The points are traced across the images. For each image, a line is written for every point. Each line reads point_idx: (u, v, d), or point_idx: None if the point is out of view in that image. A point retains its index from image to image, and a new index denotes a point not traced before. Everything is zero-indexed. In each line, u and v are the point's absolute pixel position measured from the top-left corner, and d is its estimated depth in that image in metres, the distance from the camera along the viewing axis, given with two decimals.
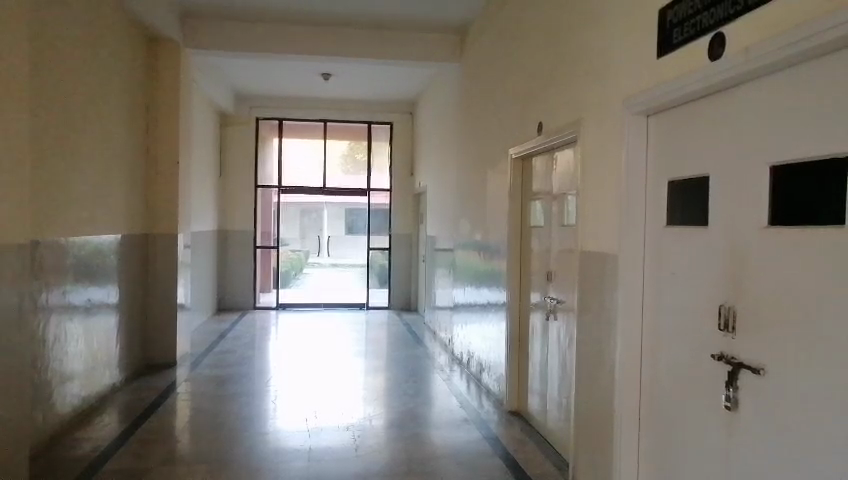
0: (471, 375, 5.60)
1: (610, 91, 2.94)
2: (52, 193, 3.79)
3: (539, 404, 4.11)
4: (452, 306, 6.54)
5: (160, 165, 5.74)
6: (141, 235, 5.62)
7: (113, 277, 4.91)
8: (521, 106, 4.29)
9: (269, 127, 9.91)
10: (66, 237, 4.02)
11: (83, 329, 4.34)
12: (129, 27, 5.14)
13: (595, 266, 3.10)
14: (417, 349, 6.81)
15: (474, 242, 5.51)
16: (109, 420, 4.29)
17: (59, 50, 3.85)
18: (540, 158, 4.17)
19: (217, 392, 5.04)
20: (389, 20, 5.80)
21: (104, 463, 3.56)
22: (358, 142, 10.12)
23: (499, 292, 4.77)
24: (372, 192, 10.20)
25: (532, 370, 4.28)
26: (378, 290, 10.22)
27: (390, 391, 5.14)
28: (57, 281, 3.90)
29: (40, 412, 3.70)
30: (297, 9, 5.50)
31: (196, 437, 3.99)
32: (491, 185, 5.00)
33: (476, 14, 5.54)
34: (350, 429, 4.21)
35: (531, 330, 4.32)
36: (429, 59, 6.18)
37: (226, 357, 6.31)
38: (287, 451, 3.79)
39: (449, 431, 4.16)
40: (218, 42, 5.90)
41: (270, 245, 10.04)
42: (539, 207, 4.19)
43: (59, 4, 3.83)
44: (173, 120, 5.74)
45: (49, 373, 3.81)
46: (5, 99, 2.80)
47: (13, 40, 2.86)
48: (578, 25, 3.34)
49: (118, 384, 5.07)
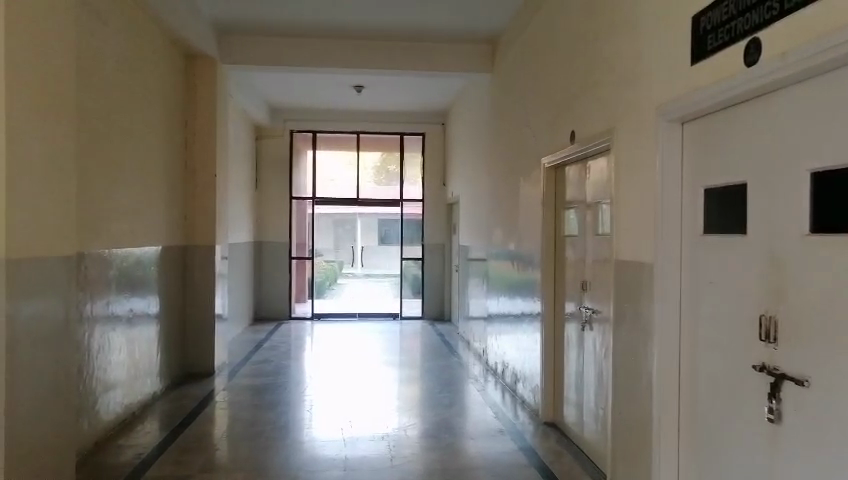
0: (505, 385, 5.57)
1: (644, 98, 2.92)
2: (95, 207, 3.91)
3: (574, 414, 4.08)
4: (486, 316, 6.52)
5: (198, 178, 5.88)
6: (180, 246, 5.76)
7: (154, 287, 5.04)
8: (554, 114, 4.28)
9: (303, 139, 10.05)
10: (109, 249, 4.15)
11: (125, 338, 4.45)
12: (168, 44, 5.30)
13: (630, 274, 3.07)
14: (451, 359, 6.81)
15: (507, 252, 5.50)
16: (150, 427, 4.39)
17: (103, 69, 3.99)
18: (572, 167, 4.16)
19: (254, 400, 5.12)
20: (420, 32, 5.86)
21: (144, 470, 3.64)
22: (390, 153, 10.18)
23: (533, 302, 4.75)
24: (405, 203, 10.23)
25: (568, 380, 4.24)
26: (412, 300, 10.25)
27: (424, 401, 5.15)
28: (101, 291, 4.02)
29: (85, 419, 3.81)
30: (330, 23, 5.60)
31: (234, 446, 4.05)
32: (523, 193, 4.99)
33: (507, 23, 5.55)
34: (385, 438, 4.23)
35: (565, 340, 4.29)
36: (461, 70, 6.22)
37: (263, 366, 6.41)
38: (323, 460, 3.82)
39: (484, 442, 4.15)
40: (253, 57, 6.04)
41: (305, 255, 10.16)
42: (573, 216, 4.16)
43: (101, 24, 3.96)
44: (211, 135, 5.88)
45: (93, 381, 3.92)
46: (55, 116, 2.93)
47: (61, 59, 2.99)
48: (611, 32, 3.33)
49: (158, 393, 5.18)
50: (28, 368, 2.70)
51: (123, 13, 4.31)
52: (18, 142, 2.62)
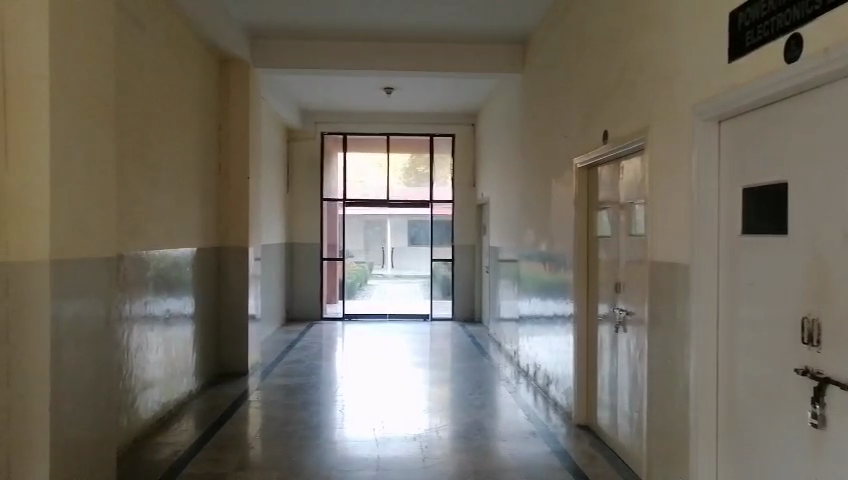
0: (538, 387, 5.53)
1: (679, 97, 2.88)
2: (134, 209, 4.00)
3: (609, 417, 4.03)
4: (517, 318, 6.48)
5: (232, 181, 5.97)
6: (215, 248, 5.85)
7: (189, 288, 5.13)
8: (586, 114, 4.25)
9: (334, 141, 10.14)
10: (147, 250, 4.23)
11: (162, 338, 4.54)
12: (203, 49, 5.39)
13: (665, 275, 3.02)
14: (482, 361, 6.78)
15: (539, 252, 5.46)
16: (187, 426, 4.47)
17: (141, 74, 4.08)
18: (605, 166, 4.11)
19: (287, 400, 5.18)
20: (450, 33, 5.86)
21: (181, 468, 3.70)
22: (420, 154, 10.19)
23: (565, 303, 4.71)
24: (435, 203, 10.23)
25: (601, 382, 4.20)
26: (442, 301, 10.23)
27: (456, 402, 5.14)
28: (139, 292, 4.10)
29: (124, 417, 3.89)
30: (360, 26, 5.63)
31: (268, 445, 4.10)
32: (555, 194, 4.96)
33: (538, 23, 5.52)
34: (417, 439, 4.24)
35: (599, 341, 4.25)
36: (490, 70, 6.20)
37: (295, 366, 6.48)
38: (356, 460, 3.85)
39: (516, 443, 4.13)
40: (285, 60, 6.11)
41: (336, 256, 10.24)
42: (606, 216, 4.12)
43: (139, 30, 4.05)
44: (244, 138, 5.97)
45: (132, 380, 4.01)
46: (96, 121, 3.01)
47: (102, 64, 3.07)
48: (644, 30, 3.29)
49: (194, 392, 5.27)
50: (71, 366, 2.78)
51: (160, 19, 4.40)
52: (62, 147, 2.70)
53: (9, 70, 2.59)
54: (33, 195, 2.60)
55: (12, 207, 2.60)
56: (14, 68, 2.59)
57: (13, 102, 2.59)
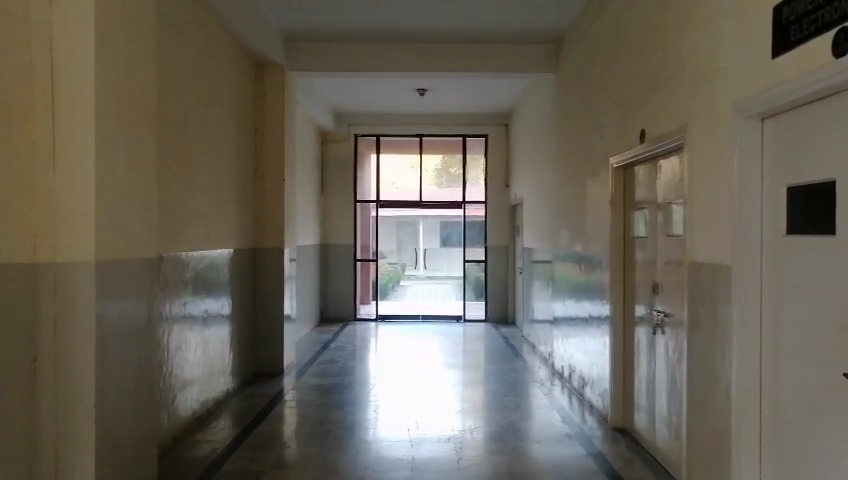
0: (572, 389, 5.48)
1: (719, 95, 2.82)
2: (174, 211, 4.08)
3: (646, 420, 3.96)
4: (552, 319, 6.42)
5: (268, 183, 6.06)
6: (251, 249, 5.94)
7: (226, 288, 5.22)
8: (622, 113, 4.20)
9: (367, 143, 10.21)
10: (186, 252, 4.31)
11: (200, 338, 4.62)
12: (240, 53, 5.49)
13: (705, 276, 2.96)
14: (516, 362, 6.75)
15: (574, 253, 5.41)
16: (224, 424, 4.55)
17: (180, 78, 4.17)
18: (642, 166, 4.05)
19: (322, 400, 5.22)
20: (483, 34, 5.86)
21: (219, 466, 3.76)
22: (453, 155, 10.20)
23: (600, 305, 4.66)
24: (468, 204, 10.20)
25: (638, 384, 4.14)
26: (475, 303, 10.20)
27: (489, 404, 5.12)
28: (178, 292, 4.18)
29: (164, 414, 3.97)
30: (393, 28, 5.66)
31: (304, 444, 4.14)
32: (590, 194, 4.91)
33: (572, 22, 5.48)
34: (451, 440, 4.23)
35: (636, 344, 4.19)
36: (524, 71, 6.17)
37: (329, 366, 6.53)
38: (391, 460, 3.86)
39: (550, 446, 4.10)
40: (320, 63, 6.17)
41: (369, 257, 10.32)
42: (642, 217, 4.06)
43: (179, 36, 4.14)
44: (279, 140, 6.04)
45: (171, 379, 4.09)
46: (138, 125, 3.08)
47: (144, 69, 3.14)
48: (683, 27, 3.24)
49: (231, 391, 5.36)
50: (114, 364, 2.85)
51: (198, 25, 4.49)
52: (106, 150, 2.77)
53: (56, 76, 2.67)
54: (79, 197, 2.67)
55: (59, 209, 2.67)
56: (61, 74, 2.67)
57: (60, 107, 2.67)
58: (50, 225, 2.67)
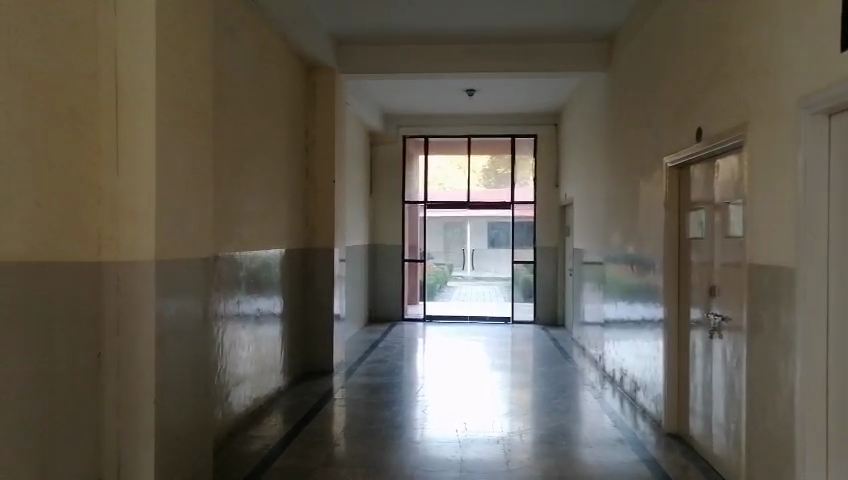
0: (624, 393, 5.37)
1: (782, 91, 2.72)
2: (228, 212, 4.17)
3: (702, 426, 3.86)
4: (603, 322, 6.30)
5: (319, 184, 6.15)
6: (301, 249, 6.03)
7: (278, 288, 5.31)
8: (677, 111, 4.09)
9: (415, 144, 10.28)
10: (240, 252, 4.41)
11: (253, 336, 4.72)
12: (292, 57, 5.59)
13: (768, 279, 2.86)
14: (566, 365, 6.65)
15: (626, 254, 5.30)
16: (276, 421, 4.63)
17: (235, 82, 4.26)
18: (698, 166, 3.94)
19: (371, 399, 5.27)
20: (533, 33, 5.80)
21: (271, 462, 3.83)
22: (501, 155, 10.11)
23: (653, 308, 4.55)
24: (516, 204, 10.10)
25: (694, 390, 4.02)
26: (523, 304, 10.10)
27: (538, 406, 5.07)
28: (232, 291, 4.28)
29: (219, 410, 4.08)
30: (441, 28, 5.67)
31: (353, 442, 4.18)
32: (644, 194, 4.80)
33: (625, 18, 5.37)
34: (500, 442, 4.21)
35: (691, 348, 4.08)
36: (574, 69, 6.09)
37: (378, 366, 6.58)
38: (440, 461, 3.86)
39: (601, 450, 4.03)
40: (369, 65, 6.24)
41: (417, 258, 10.40)
42: (698, 217, 3.95)
43: (234, 41, 4.24)
44: (329, 142, 6.11)
45: (226, 375, 4.19)
46: (196, 127, 3.17)
47: (202, 73, 3.23)
48: (744, 20, 3.13)
49: (282, 388, 5.46)
50: (173, 360, 2.94)
51: (253, 29, 4.59)
52: (166, 152, 2.86)
53: (120, 81, 2.76)
54: (140, 199, 2.76)
55: (123, 210, 2.76)
56: (124, 79, 2.76)
57: (124, 111, 2.77)
58: (113, 225, 2.77)
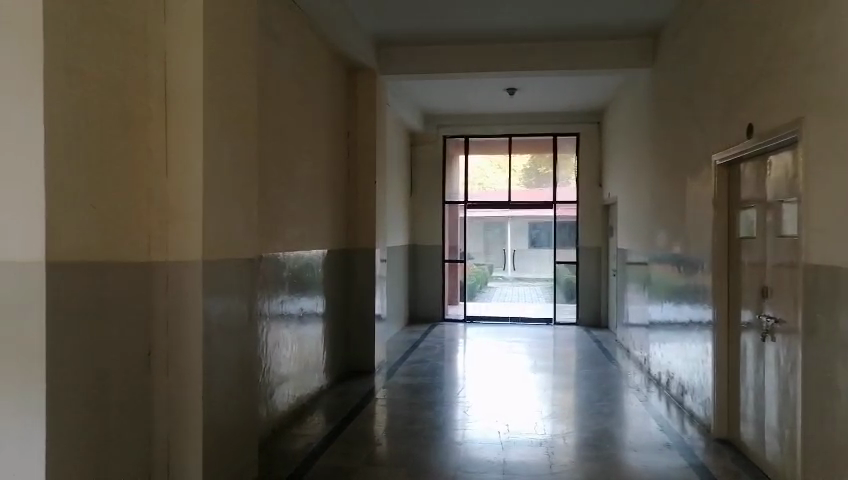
0: (671, 397, 5.24)
1: (839, 85, 2.62)
2: (272, 213, 4.24)
3: (754, 433, 3.74)
4: (648, 324, 6.17)
5: (360, 185, 6.19)
6: (343, 250, 6.08)
7: (320, 288, 5.36)
8: (726, 107, 3.98)
9: (455, 144, 10.23)
10: (283, 253, 4.47)
11: (296, 336, 4.78)
12: (334, 59, 5.64)
13: (823, 281, 2.76)
14: (609, 367, 6.53)
15: (673, 255, 5.17)
16: (318, 420, 4.68)
17: (279, 85, 4.33)
18: (748, 163, 3.83)
19: (412, 399, 5.27)
20: (576, 31, 5.73)
21: (314, 460, 3.87)
22: (542, 154, 10.01)
23: (701, 310, 4.43)
24: (559, 204, 10.00)
25: (745, 394, 3.90)
26: (565, 305, 9.98)
27: (582, 409, 4.99)
28: (275, 290, 4.34)
29: (264, 408, 4.14)
30: (481, 27, 5.64)
31: (395, 442, 4.20)
32: (691, 193, 4.68)
33: (670, 13, 5.25)
34: (543, 444, 4.16)
35: (742, 351, 3.96)
36: (618, 67, 5.99)
37: (419, 366, 6.57)
38: (481, 462, 3.84)
39: (648, 455, 3.94)
40: (410, 66, 6.26)
41: (457, 258, 10.35)
42: (748, 216, 3.84)
43: (278, 44, 4.30)
44: (370, 143, 6.15)
45: (269, 374, 4.25)
46: (242, 130, 3.23)
47: (246, 75, 3.28)
48: (799, 12, 3.02)
49: (325, 387, 5.51)
50: (220, 359, 3.00)
51: (296, 32, 4.65)
52: (213, 155, 2.93)
53: (170, 87, 2.85)
54: (189, 202, 2.83)
55: (172, 212, 2.85)
56: (174, 84, 2.85)
57: (173, 117, 2.85)
58: (163, 227, 2.85)
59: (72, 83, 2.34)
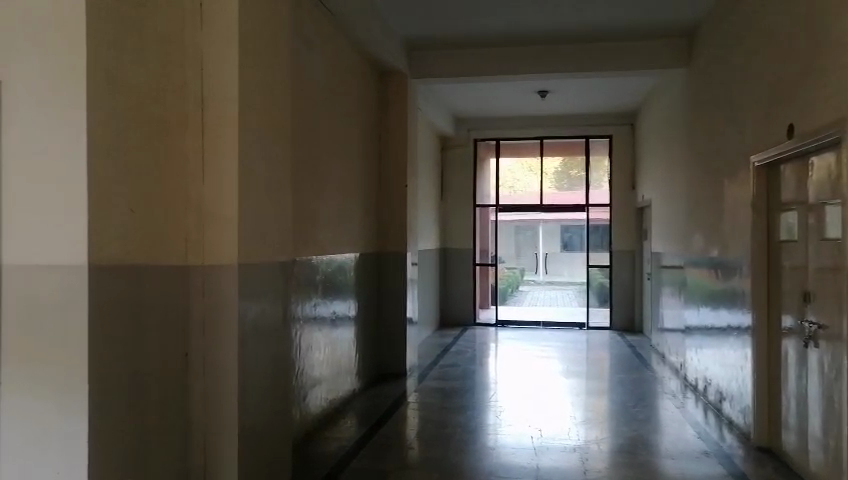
0: (709, 404, 5.13)
1: None
2: (306, 217, 4.28)
3: (797, 441, 3.64)
4: (684, 329, 6.05)
5: (391, 188, 6.21)
6: (375, 253, 6.10)
7: (352, 291, 5.38)
8: (766, 108, 3.89)
9: (486, 147, 10.20)
10: (316, 256, 4.50)
11: (329, 339, 4.81)
12: (366, 63, 5.68)
13: None
14: (644, 372, 6.43)
15: (709, 258, 5.07)
16: (351, 423, 4.70)
17: (312, 89, 4.37)
18: (788, 165, 3.73)
19: (443, 403, 5.26)
20: (609, 32, 5.65)
21: (346, 463, 3.88)
22: (574, 157, 9.92)
23: (740, 314, 4.33)
24: (591, 207, 9.89)
25: (787, 402, 3.80)
26: (598, 309, 9.87)
27: (616, 415, 4.92)
28: (308, 294, 4.37)
29: (297, 410, 4.17)
30: (512, 30, 5.62)
31: (427, 446, 4.19)
32: (728, 195, 4.59)
33: (706, 12, 5.16)
34: (576, 450, 4.11)
35: (783, 358, 3.86)
36: (652, 67, 5.91)
37: (451, 370, 6.56)
38: (514, 467, 3.81)
39: (684, 462, 3.86)
40: (441, 70, 6.27)
41: (488, 262, 10.32)
42: (790, 219, 3.74)
43: (311, 50, 4.34)
44: (402, 147, 6.18)
45: (302, 376, 4.29)
46: (276, 134, 3.26)
47: (280, 80, 3.31)
48: (842, 10, 2.94)
49: (357, 390, 5.54)
50: (255, 361, 3.04)
51: (328, 38, 4.69)
52: (248, 160, 2.97)
53: (207, 94, 2.90)
54: (225, 206, 2.87)
55: (209, 216, 2.89)
56: (210, 91, 2.89)
57: (210, 123, 2.89)
58: (200, 231, 2.90)
59: (112, 93, 2.39)
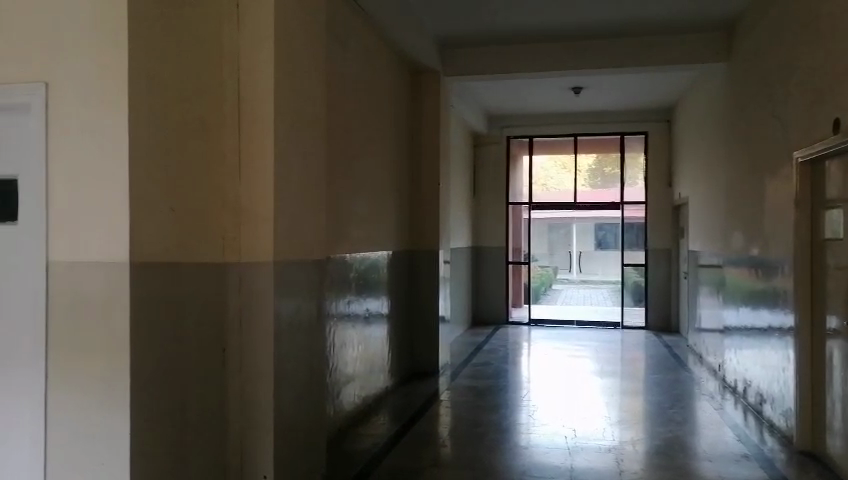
0: (748, 406, 5.02)
1: None
2: (340, 215, 4.30)
3: (842, 446, 3.53)
4: (722, 329, 5.92)
5: (424, 186, 6.21)
6: (407, 251, 6.11)
7: (385, 289, 5.40)
8: (810, 102, 3.78)
9: (519, 144, 10.13)
10: (350, 254, 4.53)
11: (362, 336, 4.84)
12: (399, 61, 5.68)
13: None
14: (681, 373, 6.32)
15: (750, 257, 4.95)
16: (383, 420, 4.72)
17: (346, 88, 4.39)
18: (834, 161, 3.62)
19: (476, 402, 5.24)
20: (646, 26, 5.56)
21: (379, 460, 3.89)
22: (609, 154, 9.79)
23: (782, 315, 4.21)
24: (626, 205, 9.76)
25: (832, 405, 3.69)
26: (632, 309, 9.73)
27: (652, 415, 4.84)
28: (342, 291, 4.40)
29: (331, 407, 4.21)
30: (546, 26, 5.58)
31: (459, 444, 4.18)
32: (770, 192, 4.47)
33: (746, 4, 5.04)
34: (611, 451, 4.06)
35: (827, 360, 3.74)
36: (690, 62, 5.79)
37: (483, 369, 6.53)
38: (548, 467, 3.78)
39: (722, 465, 3.78)
40: (474, 67, 6.24)
41: (521, 260, 10.24)
42: (836, 217, 3.62)
43: (345, 48, 4.36)
44: (435, 145, 6.17)
45: (336, 373, 4.32)
46: (310, 133, 3.28)
47: (315, 78, 3.33)
48: None
49: (390, 387, 5.56)
50: (289, 358, 3.06)
51: (362, 36, 4.71)
52: (283, 158, 3.00)
53: (243, 94, 2.94)
54: (260, 204, 2.91)
55: (245, 214, 2.93)
56: (247, 91, 2.93)
57: (246, 123, 2.93)
58: (236, 229, 2.94)
59: (153, 95, 2.45)
